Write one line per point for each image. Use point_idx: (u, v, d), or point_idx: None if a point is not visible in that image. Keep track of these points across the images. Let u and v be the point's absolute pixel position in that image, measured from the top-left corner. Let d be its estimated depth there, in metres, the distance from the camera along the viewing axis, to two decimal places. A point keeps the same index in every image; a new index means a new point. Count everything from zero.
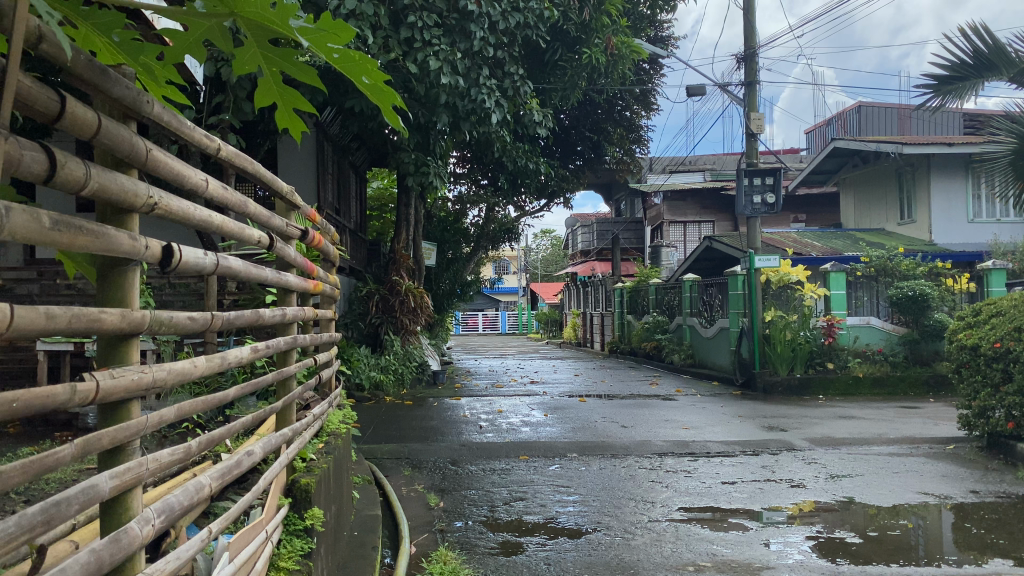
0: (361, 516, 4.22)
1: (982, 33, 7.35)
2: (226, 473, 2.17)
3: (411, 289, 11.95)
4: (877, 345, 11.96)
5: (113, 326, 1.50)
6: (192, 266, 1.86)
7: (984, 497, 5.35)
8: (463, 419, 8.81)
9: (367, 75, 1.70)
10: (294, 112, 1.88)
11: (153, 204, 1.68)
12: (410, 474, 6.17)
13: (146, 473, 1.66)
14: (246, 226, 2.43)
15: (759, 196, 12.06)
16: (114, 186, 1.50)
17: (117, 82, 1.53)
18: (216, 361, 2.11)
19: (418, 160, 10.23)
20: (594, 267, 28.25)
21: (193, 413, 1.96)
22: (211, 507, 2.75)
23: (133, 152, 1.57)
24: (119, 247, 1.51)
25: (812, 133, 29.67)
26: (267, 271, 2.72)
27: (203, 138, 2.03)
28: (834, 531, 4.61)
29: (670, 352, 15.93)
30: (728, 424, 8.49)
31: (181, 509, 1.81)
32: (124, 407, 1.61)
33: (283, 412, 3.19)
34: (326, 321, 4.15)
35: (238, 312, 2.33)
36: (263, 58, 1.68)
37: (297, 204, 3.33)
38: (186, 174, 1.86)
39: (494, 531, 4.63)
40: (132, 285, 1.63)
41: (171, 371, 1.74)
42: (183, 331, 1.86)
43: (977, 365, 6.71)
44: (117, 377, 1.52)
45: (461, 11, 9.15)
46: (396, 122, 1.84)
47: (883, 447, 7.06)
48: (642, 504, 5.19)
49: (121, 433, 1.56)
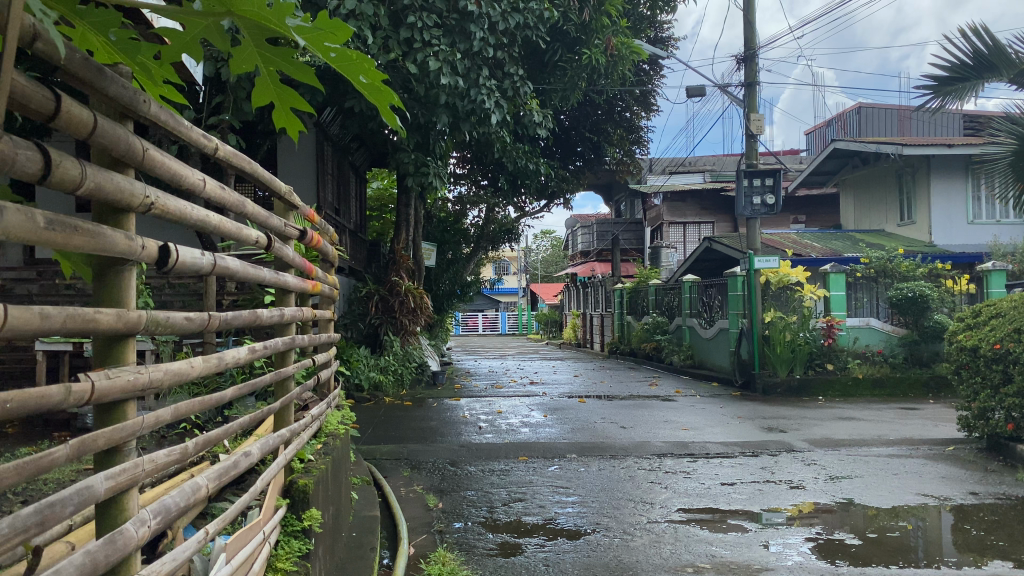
0: (360, 517, 4.21)
1: (982, 33, 7.35)
2: (224, 474, 2.16)
3: (411, 290, 11.93)
4: (877, 346, 12.02)
5: (109, 326, 1.50)
6: (189, 266, 1.85)
7: (984, 498, 5.34)
8: (462, 419, 8.80)
9: (364, 74, 1.69)
10: (291, 112, 1.87)
11: (150, 204, 1.67)
12: (409, 474, 6.16)
13: (143, 474, 1.65)
14: (244, 225, 2.42)
15: (758, 197, 12.04)
16: (110, 185, 1.49)
17: (114, 81, 1.52)
18: (213, 360, 2.10)
19: (418, 160, 10.22)
20: (595, 268, 28.73)
21: (190, 413, 1.95)
22: (209, 508, 2.74)
23: (129, 151, 1.56)
24: (114, 246, 1.50)
25: (812, 133, 29.66)
26: (265, 271, 2.71)
27: (201, 137, 2.02)
28: (834, 533, 4.60)
29: (670, 353, 15.93)
30: (727, 424, 8.49)
31: (177, 510, 1.80)
32: (120, 407, 1.60)
33: (282, 413, 3.18)
34: (325, 322, 4.14)
35: (235, 312, 2.33)
36: (260, 57, 1.67)
37: (296, 204, 3.32)
38: (183, 173, 1.85)
39: (493, 532, 4.62)
40: (128, 286, 1.62)
41: (167, 372, 1.72)
42: (180, 331, 1.85)
43: (977, 366, 6.71)
44: (113, 377, 1.51)
45: (461, 11, 9.16)
46: (393, 122, 1.83)
47: (883, 448, 7.05)
48: (642, 506, 5.18)
49: (117, 433, 1.55)
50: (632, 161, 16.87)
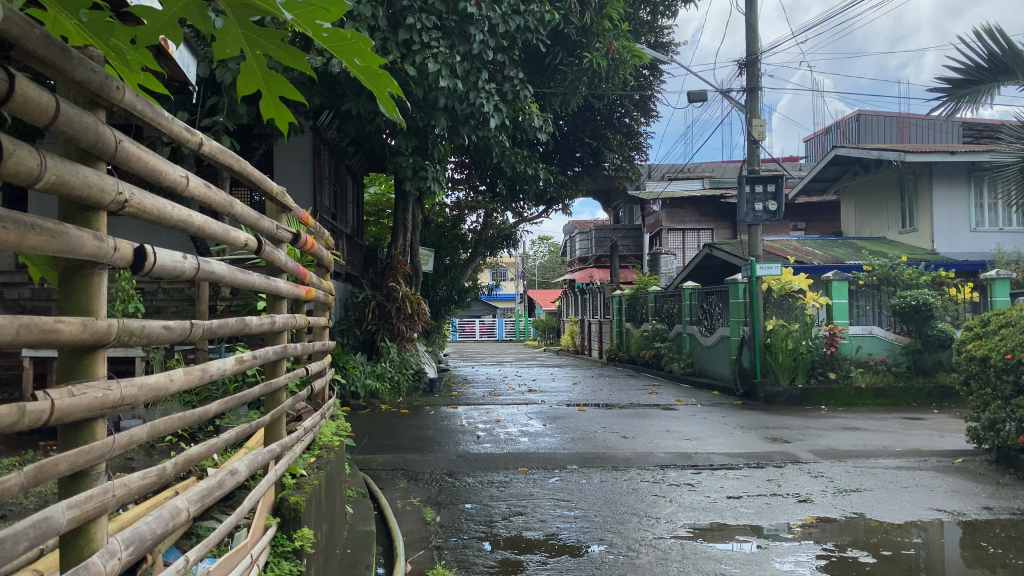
0: (355, 532, 4.07)
1: (999, 36, 7.23)
2: (207, 495, 1.99)
3: (408, 295, 11.76)
4: (880, 354, 11.87)
5: (72, 338, 1.34)
6: (169, 269, 1.69)
7: (998, 514, 5.18)
8: (460, 428, 8.63)
9: (360, 56, 1.54)
10: (280, 100, 1.72)
11: (123, 201, 1.51)
12: (405, 486, 6.00)
13: (113, 500, 1.49)
14: (233, 228, 2.26)
15: (761, 204, 11.91)
16: (75, 179, 1.34)
17: (81, 63, 1.36)
18: (196, 373, 1.94)
19: (417, 164, 10.04)
20: (593, 275, 28.37)
21: (167, 430, 1.79)
22: (194, 529, 2.57)
23: (99, 142, 1.41)
24: (81, 248, 1.35)
25: (811, 140, 29.62)
26: (255, 276, 2.54)
27: (184, 131, 1.86)
28: (846, 550, 4.45)
29: (670, 360, 15.77)
30: (730, 435, 8.32)
31: (154, 538, 1.64)
32: (88, 427, 1.45)
33: (272, 426, 3.00)
34: (319, 329, 3.99)
35: (222, 319, 2.16)
36: (246, 40, 1.52)
37: (289, 206, 3.15)
38: (163, 169, 1.69)
39: (493, 548, 4.46)
40: (99, 292, 1.47)
41: (141, 388, 1.56)
42: (158, 341, 1.68)
43: (987, 377, 6.56)
44: (77, 395, 1.35)
45: (461, 13, 9.04)
46: (393, 111, 1.69)
47: (890, 460, 6.90)
48: (646, 520, 5.02)
49: (82, 456, 1.39)
50: (632, 167, 16.76)
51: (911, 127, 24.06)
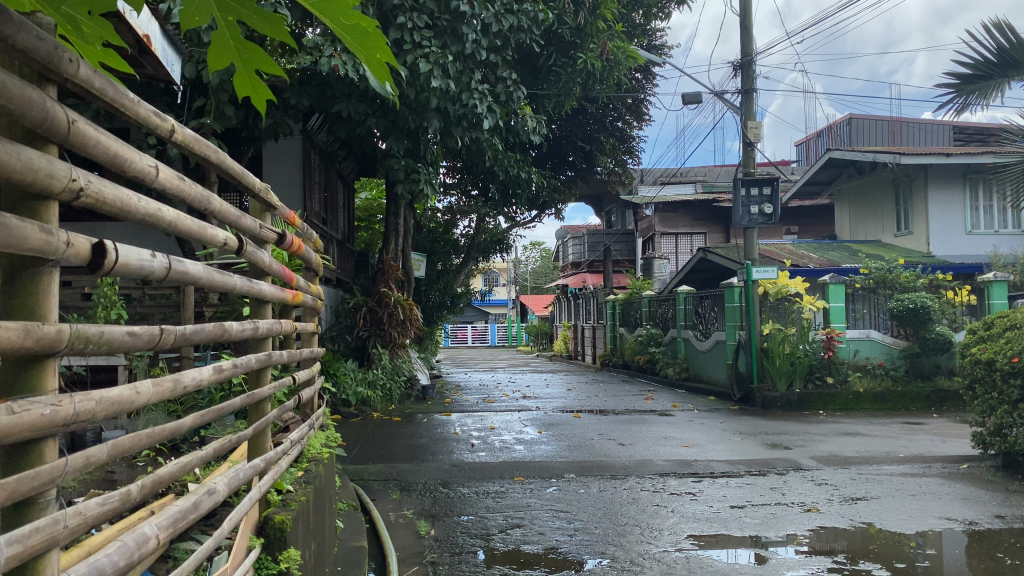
0: (346, 548, 3.91)
1: (1007, 30, 7.13)
2: (180, 518, 1.78)
3: (399, 301, 11.54)
4: (878, 359, 11.74)
5: (11, 345, 1.15)
6: (135, 268, 1.50)
7: (1010, 523, 5.01)
8: (453, 436, 8.43)
9: (345, 14, 1.39)
10: (256, 75, 1.56)
11: (79, 190, 1.33)
12: (399, 497, 5.80)
13: (65, 532, 1.30)
14: (210, 226, 2.05)
15: (756, 206, 11.78)
16: (15, 161, 1.15)
17: (24, 28, 1.18)
18: (167, 382, 1.74)
19: (408, 167, 9.78)
20: (587, 279, 28.21)
21: (134, 450, 1.59)
22: (170, 551, 2.39)
23: (47, 121, 1.23)
24: (22, 240, 1.16)
25: (802, 144, 29.66)
26: (236, 278, 2.33)
27: (153, 115, 1.67)
28: (858, 562, 4.27)
29: (664, 366, 15.66)
30: (729, 441, 8.16)
31: (116, 570, 1.45)
32: (36, 449, 1.27)
33: (256, 438, 2.81)
34: (308, 335, 3.80)
35: (199, 325, 1.97)
36: (216, 4, 1.35)
37: (274, 204, 2.97)
38: (128, 156, 1.51)
39: (490, 564, 4.26)
40: (49, 296, 1.28)
41: (101, 402, 1.37)
42: (122, 347, 1.49)
43: (992, 381, 6.41)
44: (18, 412, 1.17)
45: (452, 12, 8.88)
46: (384, 79, 1.52)
47: (894, 467, 6.76)
48: (648, 532, 4.85)
49: (25, 482, 1.20)
50: (625, 171, 16.67)
51: (904, 130, 24.08)
